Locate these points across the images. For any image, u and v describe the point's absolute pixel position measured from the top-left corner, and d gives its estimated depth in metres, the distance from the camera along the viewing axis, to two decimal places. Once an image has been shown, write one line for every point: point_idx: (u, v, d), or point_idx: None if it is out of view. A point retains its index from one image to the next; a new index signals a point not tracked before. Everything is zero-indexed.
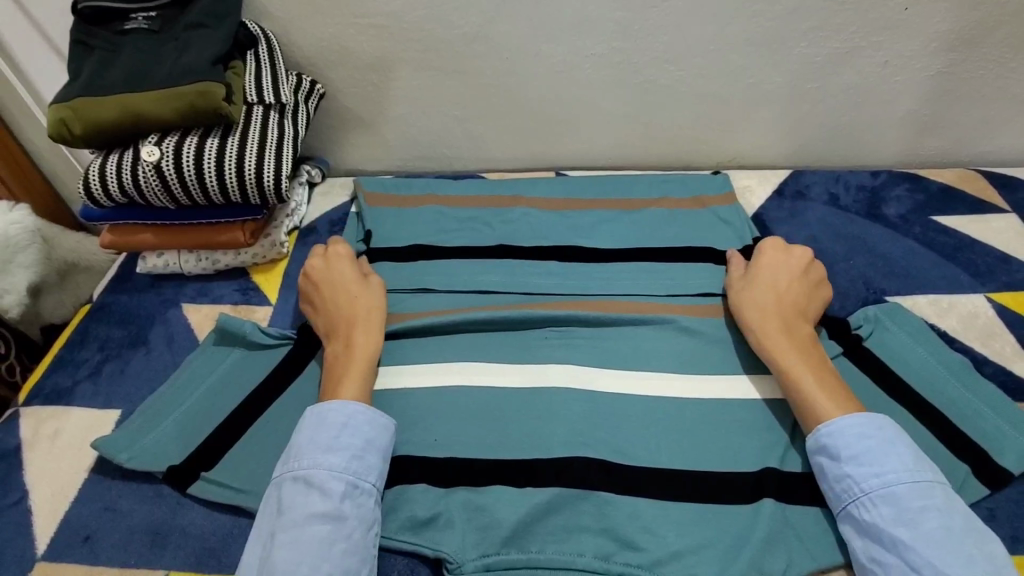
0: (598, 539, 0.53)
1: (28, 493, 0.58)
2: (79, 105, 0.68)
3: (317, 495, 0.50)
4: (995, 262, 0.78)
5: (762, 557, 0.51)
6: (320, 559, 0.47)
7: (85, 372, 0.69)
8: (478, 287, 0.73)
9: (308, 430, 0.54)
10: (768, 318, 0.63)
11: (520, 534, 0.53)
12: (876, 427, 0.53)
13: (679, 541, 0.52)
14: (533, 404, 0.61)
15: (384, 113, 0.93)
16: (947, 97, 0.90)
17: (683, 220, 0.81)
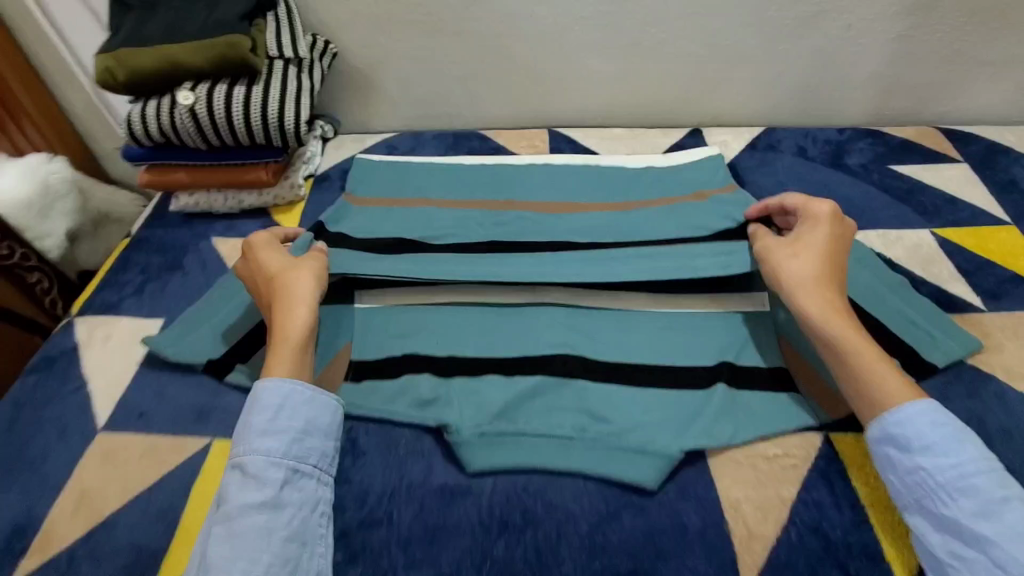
0: (575, 415, 0.61)
1: (86, 381, 0.68)
2: (122, 55, 0.78)
3: (254, 485, 0.51)
4: (943, 203, 0.87)
5: (713, 426, 0.60)
6: (259, 550, 0.48)
7: (130, 290, 0.78)
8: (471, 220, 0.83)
9: (246, 413, 0.55)
10: (824, 292, 0.61)
11: (510, 409, 0.62)
12: (943, 415, 0.52)
13: (643, 415, 0.61)
14: (519, 316, 0.71)
15: (392, 74, 1.02)
16: (908, 59, 0.99)
17: (682, 207, 0.83)
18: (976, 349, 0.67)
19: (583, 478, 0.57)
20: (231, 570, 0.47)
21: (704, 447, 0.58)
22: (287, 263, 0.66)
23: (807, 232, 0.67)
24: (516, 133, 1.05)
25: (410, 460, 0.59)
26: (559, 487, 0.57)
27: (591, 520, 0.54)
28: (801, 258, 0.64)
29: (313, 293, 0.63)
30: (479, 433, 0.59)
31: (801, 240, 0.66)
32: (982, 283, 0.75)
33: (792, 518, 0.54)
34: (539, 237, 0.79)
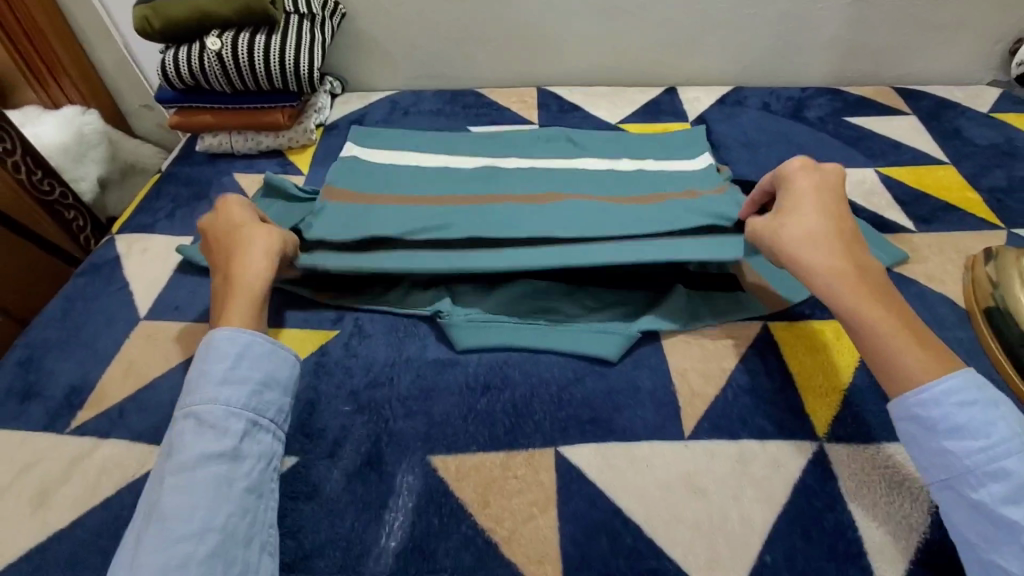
0: (550, 307, 0.70)
1: (128, 283, 0.78)
2: (160, 6, 0.88)
3: (211, 434, 0.53)
4: (888, 148, 0.97)
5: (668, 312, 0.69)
6: (218, 499, 0.50)
7: (163, 214, 0.88)
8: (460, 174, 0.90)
9: (200, 367, 0.57)
10: (832, 257, 0.58)
11: (495, 302, 0.71)
12: (976, 391, 0.50)
13: (607, 307, 0.70)
14: (483, 257, 0.73)
15: (395, 35, 1.12)
16: (864, 23, 1.09)
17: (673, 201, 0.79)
18: (901, 259, 0.77)
19: (556, 353, 0.66)
20: (191, 517, 0.48)
21: (659, 328, 0.67)
22: (246, 219, 0.68)
23: (803, 193, 0.64)
24: (509, 91, 1.15)
25: (407, 341, 0.69)
26: (535, 359, 0.66)
27: (559, 382, 0.64)
28: (809, 228, 0.61)
29: (271, 248, 0.66)
30: (464, 319, 0.68)
31: (795, 202, 0.63)
32: (917, 210, 0.85)
33: (730, 382, 0.64)
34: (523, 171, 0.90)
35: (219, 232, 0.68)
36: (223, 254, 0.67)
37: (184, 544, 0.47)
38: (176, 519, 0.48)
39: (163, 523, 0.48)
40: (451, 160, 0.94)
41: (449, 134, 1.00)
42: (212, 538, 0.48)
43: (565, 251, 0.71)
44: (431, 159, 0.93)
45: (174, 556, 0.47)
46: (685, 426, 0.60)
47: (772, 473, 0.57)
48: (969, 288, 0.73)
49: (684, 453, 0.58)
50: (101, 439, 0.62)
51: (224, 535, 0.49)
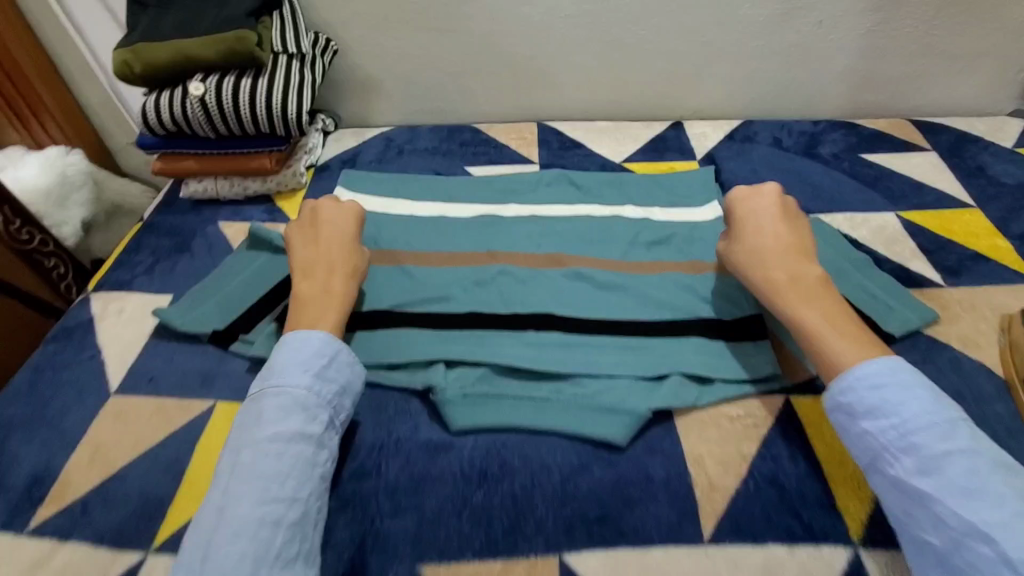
0: (552, 381, 0.66)
1: (102, 350, 0.73)
2: (139, 49, 0.83)
3: (300, 416, 0.56)
4: (908, 188, 0.91)
5: (678, 389, 0.64)
6: (303, 476, 0.53)
7: (142, 269, 0.84)
8: (454, 228, 0.86)
9: (292, 355, 0.60)
10: (765, 262, 0.65)
11: (493, 375, 0.66)
12: (889, 373, 0.53)
13: (612, 381, 0.65)
14: (477, 340, 0.70)
15: (389, 70, 1.07)
16: (879, 53, 1.03)
17: (669, 278, 0.76)
18: (932, 320, 0.72)
19: (558, 435, 0.61)
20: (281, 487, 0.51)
21: (671, 407, 0.62)
22: (355, 242, 0.73)
23: (749, 203, 0.70)
24: (507, 127, 1.10)
25: (398, 419, 0.64)
26: (536, 443, 0.61)
27: (562, 472, 0.58)
28: (748, 243, 0.67)
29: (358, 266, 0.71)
30: (460, 397, 0.63)
31: (739, 208, 0.70)
32: (944, 261, 0.79)
33: (752, 472, 0.58)
34: (523, 222, 0.86)
35: (323, 239, 0.72)
36: (321, 261, 0.70)
37: (277, 507, 0.50)
38: (271, 483, 0.51)
39: (253, 483, 0.50)
40: (447, 213, 0.89)
41: (443, 180, 0.95)
42: (297, 510, 0.51)
43: (560, 341, 0.69)
44: (426, 213, 0.89)
45: (266, 516, 0.49)
46: (703, 526, 0.54)
47: None
48: (1007, 354, 0.67)
49: (703, 561, 0.52)
50: (62, 538, 0.57)
51: (303, 513, 0.51)
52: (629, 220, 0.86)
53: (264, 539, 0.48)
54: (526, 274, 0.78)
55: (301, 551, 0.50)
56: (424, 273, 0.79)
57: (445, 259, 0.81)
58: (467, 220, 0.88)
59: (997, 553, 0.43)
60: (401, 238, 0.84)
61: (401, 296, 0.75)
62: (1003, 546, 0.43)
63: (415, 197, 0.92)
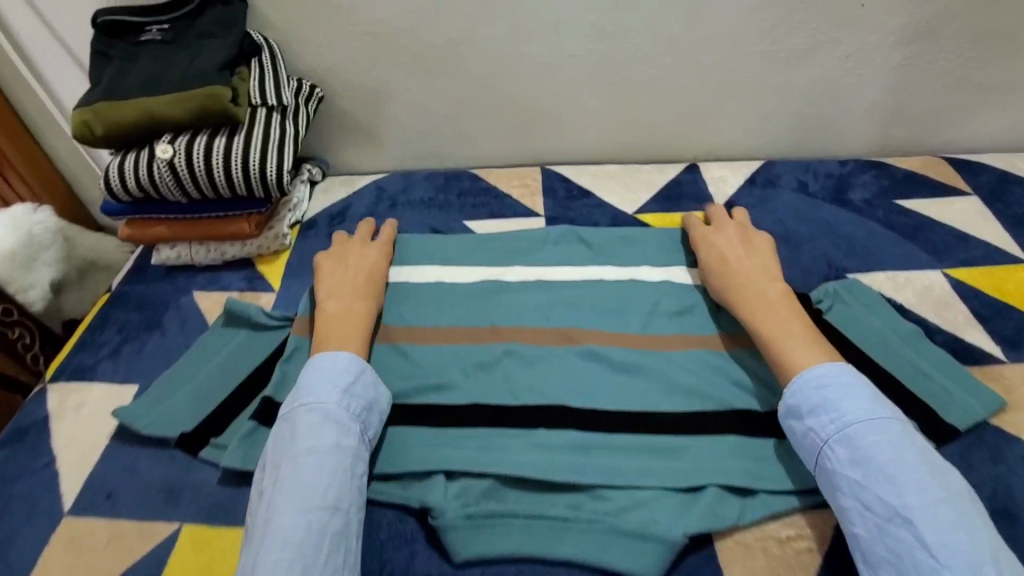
0: (571, 495, 0.59)
1: (56, 456, 0.65)
2: (101, 108, 0.76)
3: (331, 430, 0.57)
4: (953, 240, 0.83)
5: (717, 505, 0.57)
6: (342, 486, 0.54)
7: (106, 351, 0.75)
8: (453, 299, 0.78)
9: (320, 376, 0.61)
10: (728, 280, 0.71)
11: (499, 488, 0.59)
12: (833, 375, 0.58)
13: (643, 495, 0.59)
14: (482, 442, 0.63)
15: (380, 115, 0.99)
16: (910, 88, 0.96)
17: (699, 356, 0.70)
18: (1000, 406, 0.63)
19: (578, 566, 0.54)
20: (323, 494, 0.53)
21: (710, 530, 0.56)
22: (382, 274, 0.77)
23: (708, 233, 0.78)
24: (508, 172, 1.02)
25: (391, 546, 0.56)
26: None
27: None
28: (717, 262, 0.74)
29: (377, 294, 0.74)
30: (466, 518, 0.56)
31: (700, 240, 0.78)
32: (1001, 328, 0.71)
33: None
34: (530, 289, 0.78)
35: (351, 267, 0.76)
36: (345, 284, 0.73)
37: (322, 514, 0.52)
38: (312, 492, 0.53)
39: (296, 493, 0.53)
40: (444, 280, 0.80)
41: (440, 238, 0.86)
42: (339, 517, 0.53)
43: (576, 445, 0.62)
44: (421, 279, 0.80)
45: (312, 523, 0.51)
46: None
47: None
48: None
49: None
50: None
51: (344, 521, 0.53)
52: (648, 284, 0.78)
53: (312, 545, 0.50)
54: (535, 358, 0.70)
55: (345, 557, 0.51)
56: (423, 357, 0.71)
57: (446, 338, 0.73)
58: (467, 289, 0.79)
59: (915, 536, 0.48)
60: (395, 310, 0.76)
61: (397, 386, 0.68)
62: (919, 529, 0.48)
63: (409, 259, 0.83)
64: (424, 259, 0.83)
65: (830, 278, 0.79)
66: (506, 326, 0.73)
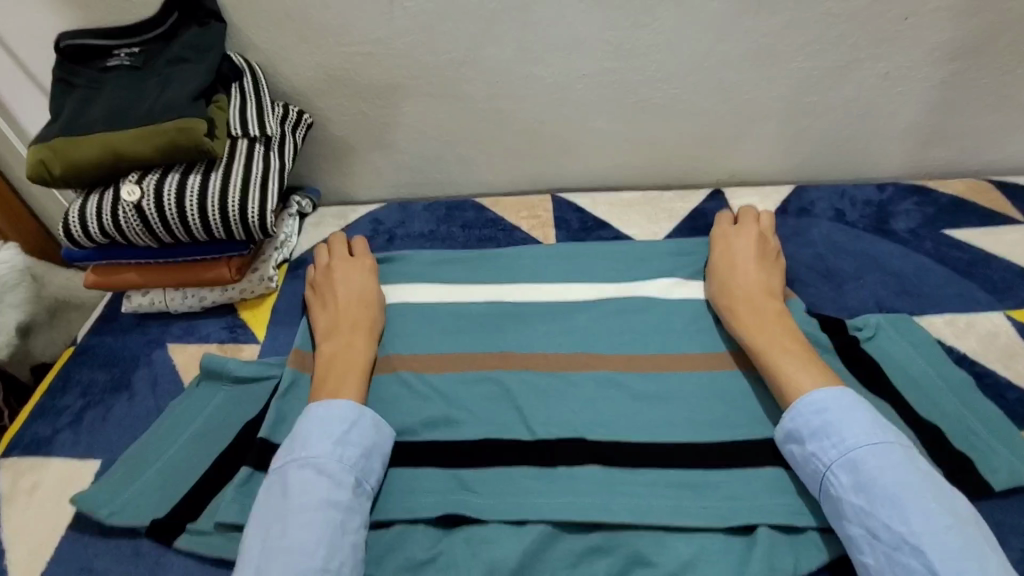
0: (608, 558, 0.51)
1: (3, 552, 0.56)
2: (58, 145, 0.67)
3: (328, 484, 0.52)
4: (1012, 277, 0.75)
5: (771, 553, 0.51)
6: (333, 545, 0.49)
7: (66, 419, 0.66)
8: (461, 328, 0.72)
9: (318, 422, 0.56)
10: (727, 294, 0.68)
11: (529, 563, 0.51)
12: (834, 397, 0.54)
13: (686, 548, 0.51)
14: (506, 499, 0.55)
15: (376, 142, 0.91)
16: (953, 107, 0.88)
17: (724, 377, 0.64)
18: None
19: None
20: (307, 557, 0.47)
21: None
22: (372, 300, 0.72)
23: (729, 236, 0.74)
24: (516, 200, 0.94)
25: None
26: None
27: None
28: (722, 269, 0.71)
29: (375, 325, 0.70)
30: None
31: (721, 240, 0.75)
32: None
33: None
34: (544, 318, 0.73)
35: (344, 298, 0.71)
36: (342, 319, 0.69)
37: None
38: (295, 555, 0.47)
39: (280, 557, 0.47)
40: (454, 309, 0.75)
41: (450, 263, 0.81)
42: None
43: (611, 489, 0.55)
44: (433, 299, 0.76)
45: None
46: None
47: None
48: None
49: None
50: None
51: None
52: (675, 334, 0.70)
53: None
54: (561, 428, 0.61)
55: None
56: (432, 387, 0.66)
57: (445, 370, 0.68)
58: (476, 318, 0.74)
59: (924, 565, 0.44)
60: (401, 342, 0.71)
61: (409, 417, 0.63)
62: (929, 557, 0.44)
63: (417, 283, 0.78)
64: (431, 285, 0.78)
65: (879, 309, 0.72)
66: (519, 370, 0.67)
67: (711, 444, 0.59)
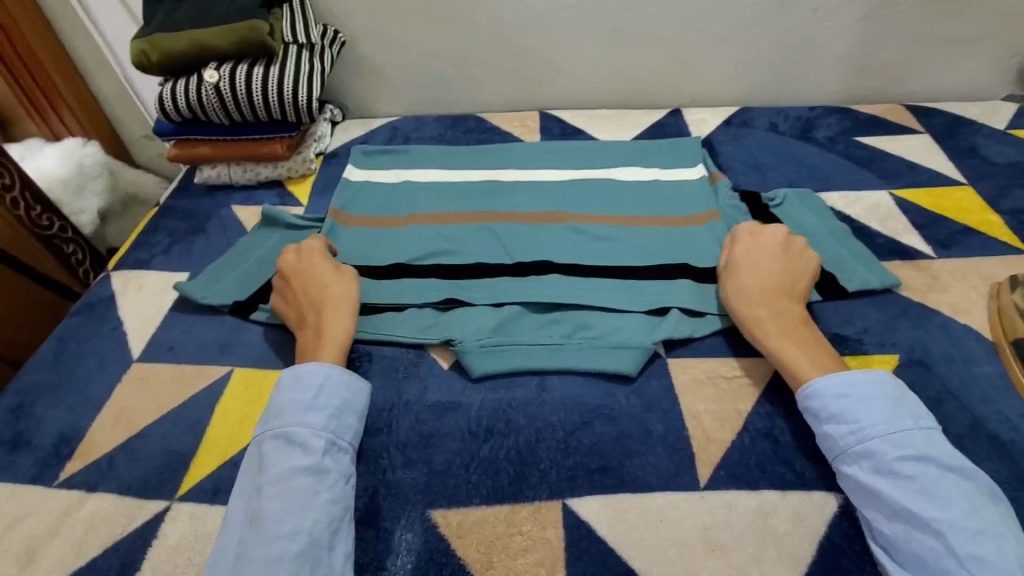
0: (561, 326, 0.71)
1: (122, 322, 0.76)
2: (157, 39, 0.89)
3: (299, 451, 0.55)
4: (902, 168, 0.94)
5: (679, 322, 0.70)
6: (305, 508, 0.51)
7: (159, 249, 0.87)
8: (462, 197, 0.92)
9: (287, 393, 0.59)
10: (750, 298, 0.66)
11: (506, 326, 0.71)
12: (854, 383, 0.56)
13: (620, 320, 0.71)
14: (492, 293, 0.75)
15: (397, 62, 1.10)
16: (874, 40, 1.06)
17: (663, 228, 0.84)
18: (893, 286, 0.75)
19: (574, 372, 0.67)
20: (282, 523, 0.50)
21: (674, 337, 0.69)
22: (338, 286, 0.70)
23: (755, 236, 0.72)
24: (510, 115, 1.13)
25: (407, 382, 0.67)
26: (548, 385, 0.66)
27: (581, 403, 0.64)
28: (741, 269, 0.69)
29: (346, 306, 0.69)
30: (479, 346, 0.68)
31: (748, 241, 0.72)
32: (935, 235, 0.82)
33: (747, 426, 0.61)
34: (527, 190, 0.93)
35: (307, 290, 0.70)
36: (310, 309, 0.69)
37: (278, 542, 0.49)
38: (270, 522, 0.50)
39: (261, 525, 0.50)
40: (458, 185, 0.94)
41: (455, 155, 1.01)
42: (301, 538, 0.50)
43: (566, 287, 0.75)
44: (441, 178, 0.96)
45: (269, 553, 0.49)
46: (699, 474, 0.58)
47: (794, 527, 0.54)
48: (995, 318, 0.70)
49: (700, 504, 0.56)
50: (90, 492, 0.60)
51: (312, 540, 0.50)
52: (628, 201, 0.90)
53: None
54: (535, 256, 0.81)
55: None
56: (439, 232, 0.85)
57: (451, 221, 0.87)
58: (475, 190, 0.93)
59: (945, 546, 0.47)
60: (415, 206, 0.91)
61: (420, 250, 0.82)
62: (950, 539, 0.47)
63: (430, 168, 0.98)
64: (440, 170, 0.98)
65: (789, 187, 0.91)
66: (505, 222, 0.86)
67: (645, 266, 0.78)
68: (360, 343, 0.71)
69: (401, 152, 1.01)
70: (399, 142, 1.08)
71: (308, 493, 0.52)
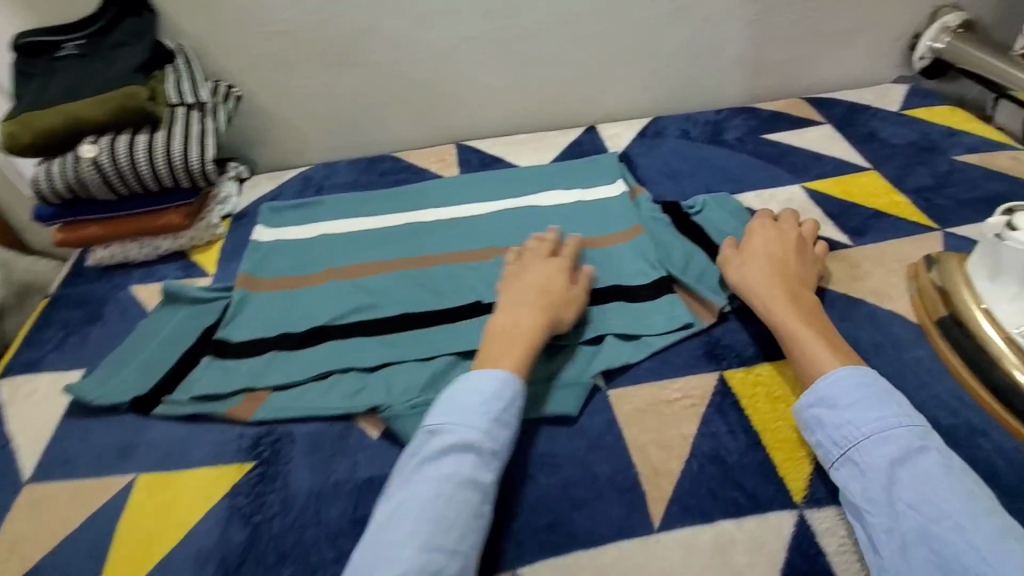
0: None
1: (9, 438, 0.68)
2: (26, 117, 0.82)
3: (476, 461, 0.53)
4: (810, 161, 0.97)
5: (612, 350, 0.68)
6: (466, 527, 0.49)
7: (50, 346, 0.78)
8: (382, 244, 0.88)
9: (473, 395, 0.56)
10: (772, 283, 0.66)
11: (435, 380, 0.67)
12: (872, 378, 0.56)
13: (554, 355, 0.68)
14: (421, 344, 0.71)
15: (301, 111, 1.06)
16: (767, 41, 1.10)
17: (590, 250, 0.82)
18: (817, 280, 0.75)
19: None
20: (446, 538, 0.48)
21: (611, 366, 0.66)
22: (565, 295, 0.68)
23: (766, 228, 0.73)
24: (427, 151, 1.10)
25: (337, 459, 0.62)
26: None
27: (521, 455, 0.60)
28: (753, 259, 0.69)
29: (560, 318, 0.66)
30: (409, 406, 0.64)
31: (758, 232, 0.73)
32: (849, 223, 0.84)
33: (694, 451, 0.59)
34: (445, 227, 0.90)
35: (530, 285, 0.68)
36: (529, 300, 0.66)
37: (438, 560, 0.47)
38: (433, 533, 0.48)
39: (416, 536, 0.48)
40: (377, 232, 0.90)
41: (373, 200, 0.96)
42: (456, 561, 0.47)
43: None
44: (360, 228, 0.91)
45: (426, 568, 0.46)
46: (653, 513, 0.55)
47: (755, 556, 0.52)
48: (918, 299, 0.71)
49: (657, 547, 0.53)
50: None
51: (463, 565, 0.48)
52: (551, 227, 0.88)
53: None
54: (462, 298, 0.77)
55: None
56: (361, 285, 0.80)
57: (371, 272, 0.83)
58: (397, 236, 0.89)
59: (966, 540, 0.44)
60: (336, 260, 0.86)
61: (342, 308, 0.77)
62: (971, 534, 0.44)
63: (347, 217, 0.93)
64: (359, 217, 0.93)
65: (706, 192, 0.92)
66: (428, 266, 0.83)
67: None
68: (279, 422, 0.65)
69: (316, 205, 0.95)
70: (312, 193, 1.03)
71: (475, 511, 0.50)
